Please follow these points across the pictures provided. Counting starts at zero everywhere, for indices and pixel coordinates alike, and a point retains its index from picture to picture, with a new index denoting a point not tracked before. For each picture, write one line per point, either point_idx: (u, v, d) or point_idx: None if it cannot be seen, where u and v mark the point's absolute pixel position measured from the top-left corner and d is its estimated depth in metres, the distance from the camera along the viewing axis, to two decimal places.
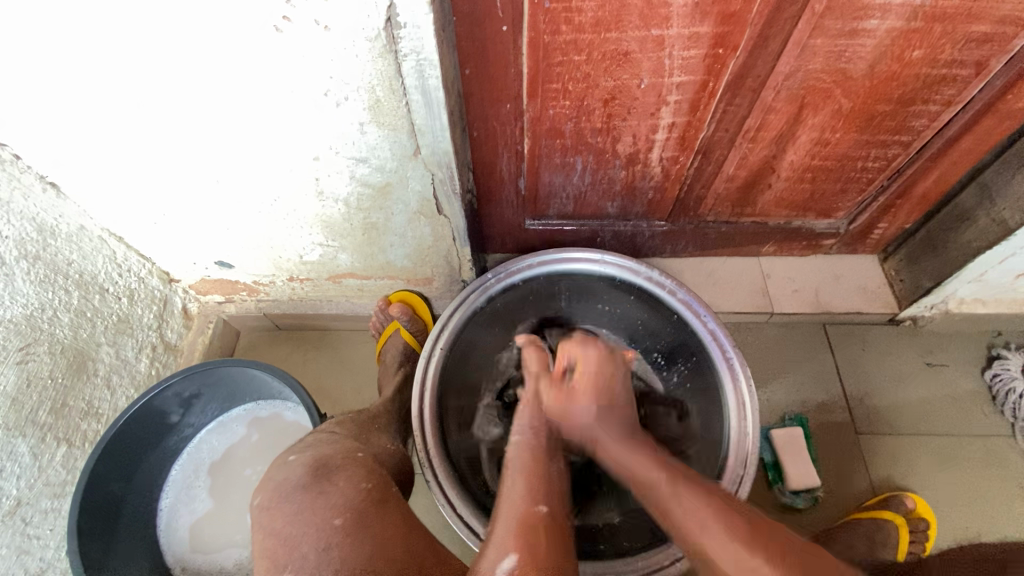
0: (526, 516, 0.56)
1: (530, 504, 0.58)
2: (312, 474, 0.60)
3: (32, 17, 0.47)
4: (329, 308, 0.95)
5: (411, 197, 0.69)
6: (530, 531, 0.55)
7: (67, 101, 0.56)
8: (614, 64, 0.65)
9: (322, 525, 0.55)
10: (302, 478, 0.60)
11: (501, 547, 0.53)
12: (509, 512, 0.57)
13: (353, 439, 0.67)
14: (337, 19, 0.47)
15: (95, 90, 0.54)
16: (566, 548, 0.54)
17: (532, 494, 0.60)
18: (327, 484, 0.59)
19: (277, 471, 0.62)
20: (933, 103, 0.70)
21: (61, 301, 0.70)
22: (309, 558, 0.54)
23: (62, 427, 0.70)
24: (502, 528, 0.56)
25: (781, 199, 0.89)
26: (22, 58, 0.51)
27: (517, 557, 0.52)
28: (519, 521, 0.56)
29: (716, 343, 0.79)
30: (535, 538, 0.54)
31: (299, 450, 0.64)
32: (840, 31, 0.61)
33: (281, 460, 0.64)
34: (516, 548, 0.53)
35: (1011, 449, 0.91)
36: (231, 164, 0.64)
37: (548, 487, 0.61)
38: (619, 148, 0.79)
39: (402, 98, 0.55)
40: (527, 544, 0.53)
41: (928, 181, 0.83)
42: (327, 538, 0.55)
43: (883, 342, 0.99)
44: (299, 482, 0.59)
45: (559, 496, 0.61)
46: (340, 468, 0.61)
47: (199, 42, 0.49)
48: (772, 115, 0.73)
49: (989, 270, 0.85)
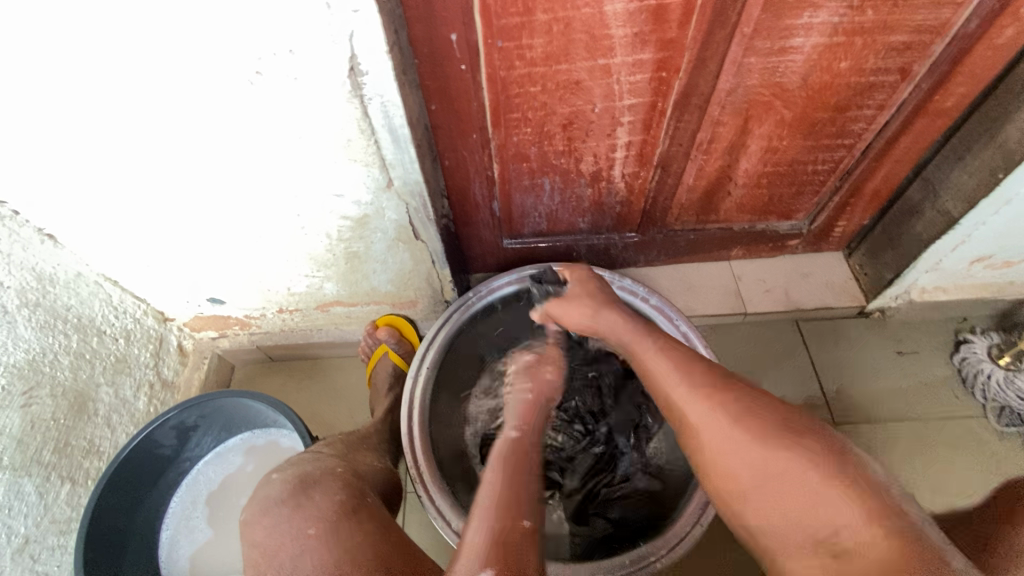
0: (502, 532, 0.54)
1: (508, 518, 0.55)
2: (296, 487, 0.63)
3: (16, 72, 0.51)
4: (319, 336, 0.99)
5: (388, 225, 0.74)
6: (506, 546, 0.53)
7: (66, 156, 0.60)
8: (568, 93, 0.71)
9: (289, 540, 0.59)
10: (285, 492, 0.63)
11: (472, 556, 0.52)
12: (483, 523, 0.55)
13: (335, 456, 0.70)
14: (305, 71, 0.52)
15: (87, 142, 0.59)
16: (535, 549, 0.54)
17: (511, 505, 0.57)
18: (307, 497, 0.62)
19: (261, 488, 0.65)
20: (867, 108, 0.76)
21: (61, 344, 0.73)
22: (285, 565, 0.57)
23: (65, 465, 0.73)
24: (474, 539, 0.54)
25: (742, 205, 0.94)
26: (8, 111, 0.55)
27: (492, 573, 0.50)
28: (495, 534, 0.54)
29: (689, 344, 0.83)
30: (508, 548, 0.53)
31: (285, 467, 0.68)
32: (770, 49, 0.67)
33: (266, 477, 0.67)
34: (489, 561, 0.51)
35: (986, 430, 0.94)
36: (221, 205, 0.69)
37: (517, 489, 0.59)
38: (583, 168, 0.84)
39: (371, 137, 0.60)
40: (502, 558, 0.52)
41: (876, 179, 0.88)
42: (309, 547, 0.58)
43: (855, 334, 1.03)
44: (282, 495, 0.63)
45: (530, 499, 0.59)
46: (319, 483, 0.64)
47: (182, 95, 0.54)
48: (720, 129, 0.78)
49: (943, 258, 0.88)
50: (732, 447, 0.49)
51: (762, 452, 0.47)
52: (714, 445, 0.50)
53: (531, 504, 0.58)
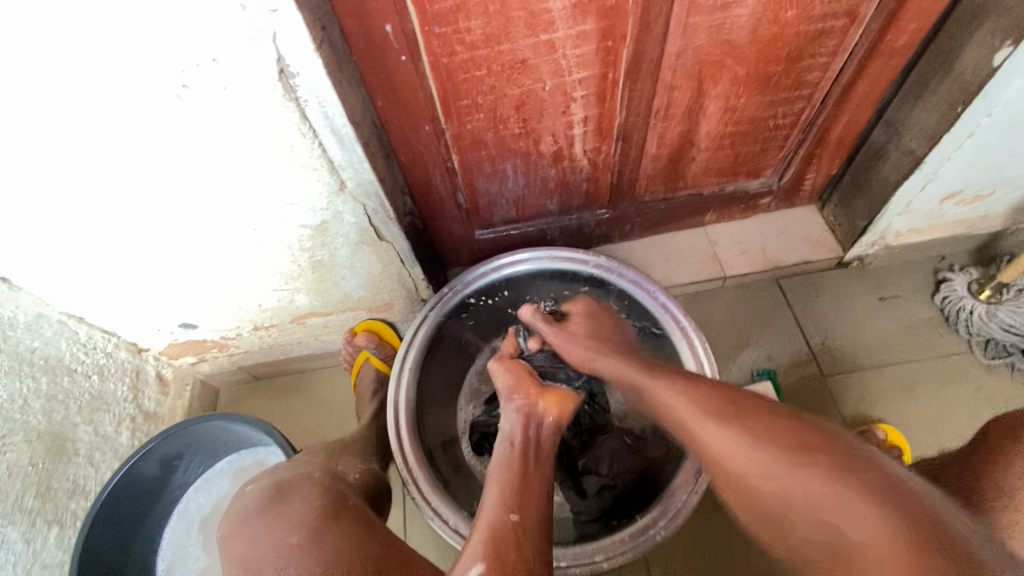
0: (495, 528, 0.54)
1: (502, 512, 0.56)
2: (284, 500, 0.63)
3: None
4: (300, 349, 0.97)
5: (349, 229, 0.72)
6: (501, 541, 0.52)
7: None
8: (515, 73, 0.69)
9: (273, 552, 0.59)
10: (274, 505, 0.63)
11: (470, 556, 0.52)
12: (481, 519, 0.56)
13: (318, 460, 0.71)
14: (234, 79, 0.50)
15: (9, 172, 0.56)
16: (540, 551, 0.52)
17: (508, 499, 0.57)
18: (298, 506, 0.62)
19: (237, 500, 0.67)
20: (820, 56, 0.75)
21: (30, 388, 0.72)
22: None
23: (50, 509, 0.72)
24: (474, 537, 0.54)
25: (708, 168, 0.93)
26: None
27: (484, 565, 0.51)
28: (487, 530, 0.54)
29: (669, 314, 0.82)
30: (508, 546, 0.52)
31: (256, 477, 0.68)
32: (714, 7, 0.65)
33: (246, 495, 0.66)
34: (484, 555, 0.52)
35: (971, 365, 0.94)
36: (175, 228, 0.67)
37: (530, 489, 0.59)
38: (543, 149, 0.83)
39: (314, 139, 0.58)
40: (496, 553, 0.51)
41: (839, 127, 0.87)
42: (284, 557, 0.58)
43: (836, 285, 1.03)
44: (263, 506, 0.63)
45: (538, 501, 0.57)
46: (298, 488, 0.65)
47: (109, 118, 0.52)
48: (676, 93, 0.77)
49: (914, 199, 0.87)
50: (756, 471, 0.45)
51: (806, 484, 0.42)
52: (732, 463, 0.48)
53: (532, 498, 0.57)
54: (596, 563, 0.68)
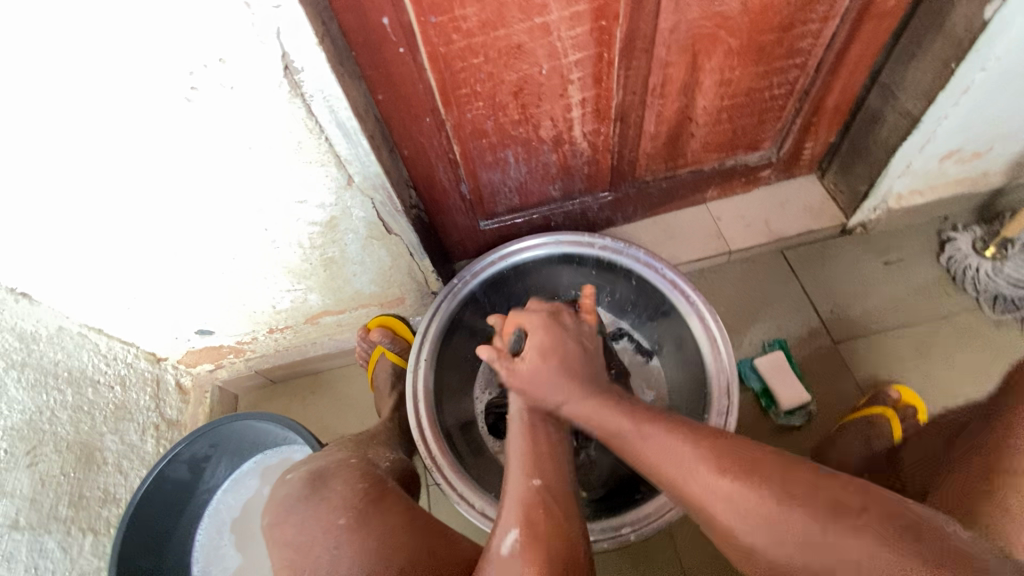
0: (524, 496, 0.54)
1: (525, 479, 0.56)
2: (314, 492, 0.64)
3: None
4: (316, 349, 0.98)
5: (358, 224, 0.73)
6: (532, 509, 0.53)
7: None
8: (511, 58, 0.70)
9: (322, 535, 0.60)
10: (305, 497, 0.64)
11: (504, 526, 0.53)
12: (508, 491, 0.56)
13: (349, 449, 0.72)
14: (240, 78, 0.51)
15: (27, 186, 0.57)
16: (569, 519, 0.54)
17: (529, 465, 0.58)
18: (329, 497, 0.63)
19: (280, 487, 0.67)
20: (811, 23, 0.75)
21: (57, 400, 0.73)
22: (322, 559, 0.58)
23: (84, 517, 0.73)
24: (504, 508, 0.55)
25: (707, 143, 0.94)
26: None
27: (519, 530, 0.51)
28: (518, 500, 0.54)
29: (678, 290, 0.82)
30: (537, 514, 0.53)
31: (297, 466, 0.70)
32: None
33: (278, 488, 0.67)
34: (517, 522, 0.52)
35: (982, 322, 0.95)
36: (188, 231, 0.68)
37: (551, 463, 0.59)
38: (542, 134, 0.84)
39: (321, 135, 0.59)
40: (528, 518, 0.52)
41: (835, 92, 0.88)
42: (333, 537, 0.59)
43: (841, 252, 1.04)
44: (299, 497, 0.64)
45: (561, 471, 0.59)
46: (339, 474, 0.66)
47: (121, 125, 0.53)
48: (670, 69, 0.78)
49: (914, 159, 0.88)
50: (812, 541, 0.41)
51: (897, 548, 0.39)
52: (771, 546, 0.43)
53: (552, 464, 0.59)
54: (624, 536, 0.69)
